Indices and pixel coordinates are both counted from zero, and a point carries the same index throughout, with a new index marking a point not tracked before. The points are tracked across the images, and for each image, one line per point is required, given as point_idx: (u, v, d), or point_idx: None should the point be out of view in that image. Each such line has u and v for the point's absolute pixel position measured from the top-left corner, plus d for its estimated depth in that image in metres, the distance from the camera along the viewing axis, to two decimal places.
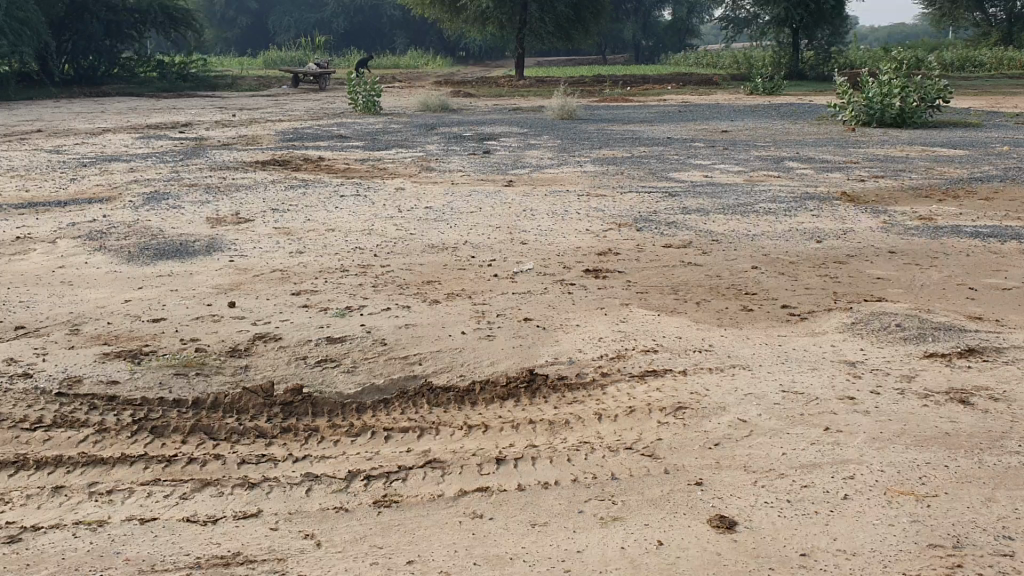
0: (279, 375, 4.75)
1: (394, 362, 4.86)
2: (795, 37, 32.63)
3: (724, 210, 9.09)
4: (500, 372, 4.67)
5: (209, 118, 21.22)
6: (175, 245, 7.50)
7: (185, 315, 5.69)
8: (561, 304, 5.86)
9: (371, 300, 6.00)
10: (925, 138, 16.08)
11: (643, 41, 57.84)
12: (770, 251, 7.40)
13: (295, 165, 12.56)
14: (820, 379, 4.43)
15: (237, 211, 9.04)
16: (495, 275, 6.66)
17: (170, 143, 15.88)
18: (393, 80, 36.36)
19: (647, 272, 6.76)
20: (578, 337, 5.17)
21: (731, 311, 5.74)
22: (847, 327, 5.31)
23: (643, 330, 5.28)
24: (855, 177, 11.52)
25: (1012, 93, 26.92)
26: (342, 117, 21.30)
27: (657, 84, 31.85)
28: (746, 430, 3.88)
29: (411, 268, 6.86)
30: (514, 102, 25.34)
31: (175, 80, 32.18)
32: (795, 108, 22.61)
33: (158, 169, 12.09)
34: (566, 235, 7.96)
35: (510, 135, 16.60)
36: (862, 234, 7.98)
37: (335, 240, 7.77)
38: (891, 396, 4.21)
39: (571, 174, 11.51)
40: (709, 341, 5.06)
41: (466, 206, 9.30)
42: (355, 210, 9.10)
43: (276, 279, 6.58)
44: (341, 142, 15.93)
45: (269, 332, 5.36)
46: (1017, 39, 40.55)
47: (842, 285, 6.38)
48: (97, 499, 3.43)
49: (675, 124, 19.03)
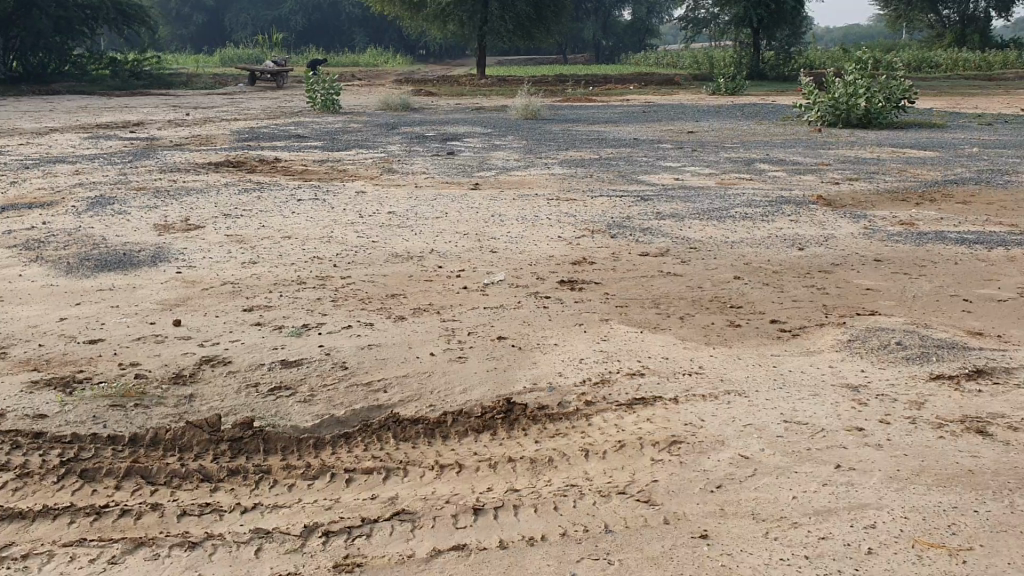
0: (228, 406, 4.30)
1: (356, 390, 4.42)
2: (755, 37, 32.55)
3: (700, 215, 8.76)
4: (474, 400, 4.25)
5: (161, 117, 20.55)
6: (119, 255, 6.97)
7: (124, 335, 5.19)
8: (537, 320, 5.44)
9: (331, 316, 5.55)
10: (892, 139, 15.91)
11: (603, 41, 57.63)
12: (753, 259, 7.06)
13: (250, 167, 12.02)
14: (823, 407, 4.06)
15: (187, 217, 8.52)
16: (464, 287, 6.24)
17: (121, 143, 15.25)
18: (352, 78, 35.73)
19: (625, 283, 6.38)
20: (556, 357, 4.77)
21: (719, 327, 5.35)
22: (843, 345, 4.96)
23: (628, 350, 4.88)
24: (829, 179, 11.25)
25: (971, 93, 27.03)
26: (300, 116, 20.71)
27: (620, 84, 31.66)
28: (749, 468, 3.51)
29: (373, 280, 6.42)
30: (475, 103, 24.85)
31: (128, 78, 31.34)
32: (759, 108, 22.46)
33: (106, 171, 11.51)
34: (538, 242, 7.57)
35: (474, 135, 16.15)
36: (845, 241, 7.68)
37: (292, 249, 7.30)
38: (902, 426, 3.84)
39: (538, 177, 11.13)
40: (699, 362, 4.68)
41: (431, 211, 8.87)
42: (313, 215, 8.62)
43: (227, 292, 6.10)
44: (299, 142, 15.40)
45: (216, 355, 4.89)
46: (971, 41, 41.05)
47: (830, 296, 6.05)
48: (10, 565, 2.96)
49: (640, 125, 18.73)
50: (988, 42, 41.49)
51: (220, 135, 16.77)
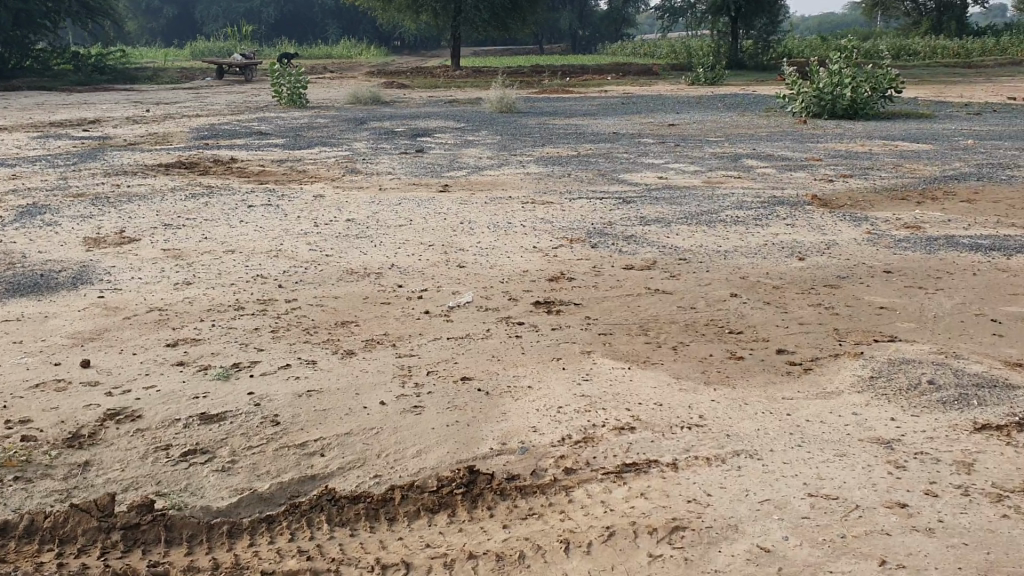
0: (128, 477, 3.54)
1: (286, 456, 3.67)
2: (733, 26, 31.87)
3: (687, 220, 8.01)
4: (429, 467, 3.50)
5: (119, 114, 19.58)
6: (34, 276, 6.14)
7: (18, 382, 4.38)
8: (507, 355, 4.68)
9: (267, 354, 4.77)
10: (881, 130, 15.23)
11: (579, 31, 56.78)
12: (749, 272, 6.33)
13: (203, 169, 11.17)
14: (853, 474, 3.34)
15: (123, 229, 7.68)
16: (425, 312, 5.47)
17: (70, 142, 14.35)
18: (323, 71, 34.74)
19: (608, 303, 5.63)
20: (529, 405, 4.03)
21: (718, 360, 4.60)
22: (863, 384, 4.23)
23: (614, 393, 4.14)
24: (822, 176, 10.54)
25: (955, 81, 26.48)
26: (264, 112, 19.79)
27: (598, 74, 30.93)
28: (771, 568, 2.80)
29: (322, 304, 5.64)
30: (449, 95, 23.94)
31: (91, 73, 30.28)
32: (740, 99, 21.76)
33: (45, 175, 10.63)
34: (509, 255, 6.80)
35: (447, 130, 15.36)
36: (849, 248, 6.95)
37: (234, 266, 6.49)
38: (954, 501, 3.14)
39: (512, 177, 10.36)
40: (699, 410, 3.94)
41: (395, 217, 8.09)
42: (263, 225, 7.81)
43: (151, 322, 5.30)
44: (260, 140, 14.54)
45: (124, 407, 4.12)
46: (947, 29, 40.57)
47: (840, 318, 5.33)
48: None
49: (620, 117, 17.98)
50: (965, 28, 40.92)
51: (178, 132, 15.86)
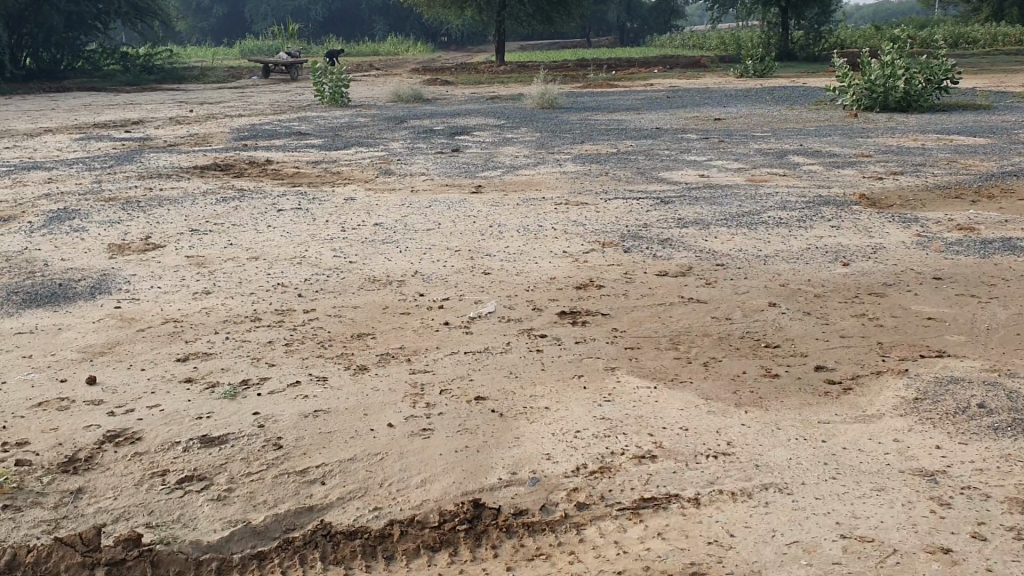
0: (120, 506, 3.37)
1: (285, 484, 3.47)
2: (783, 16, 31.22)
3: (727, 222, 7.70)
4: (433, 501, 3.29)
5: (163, 115, 19.68)
6: (53, 285, 6.04)
7: (22, 401, 4.25)
8: (526, 372, 4.45)
9: (278, 369, 4.60)
10: (935, 123, 14.69)
11: (627, 23, 56.19)
12: (789, 279, 6.01)
13: (237, 171, 11.08)
14: (891, 512, 3.06)
15: (149, 235, 7.58)
16: (445, 323, 5.26)
17: (111, 144, 14.41)
18: (368, 69, 34.75)
19: (638, 313, 5.36)
20: (545, 429, 3.79)
21: (751, 378, 4.32)
22: (907, 407, 3.92)
23: (635, 416, 3.88)
24: (871, 173, 10.13)
25: (1015, 70, 25.60)
26: (306, 111, 19.74)
27: (644, 67, 30.51)
28: None
29: (339, 314, 5.45)
30: (492, 91, 23.75)
31: (140, 73, 30.60)
32: (789, 91, 21.24)
33: (81, 178, 10.64)
34: (538, 260, 6.56)
35: (485, 128, 15.17)
36: (897, 252, 6.59)
37: (256, 274, 6.35)
38: (1004, 547, 2.84)
39: (548, 177, 10.11)
40: (728, 436, 3.67)
41: (424, 221, 7.91)
42: (290, 229, 7.68)
43: (164, 335, 5.15)
44: (299, 140, 14.48)
45: (125, 428, 3.96)
46: (1008, 15, 39.31)
47: (885, 330, 5.00)
48: None
49: (664, 112, 17.63)
50: None
51: (219, 133, 15.88)
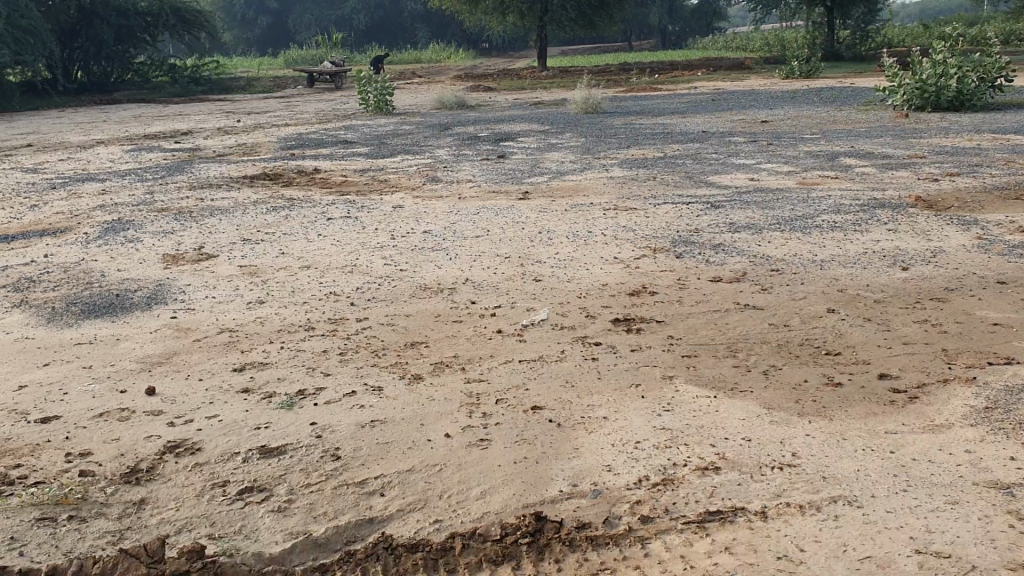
0: (182, 517, 3.38)
1: (344, 496, 3.46)
2: (829, 16, 30.81)
3: (779, 226, 7.59)
4: (493, 515, 3.26)
5: (212, 125, 19.92)
6: (110, 296, 6.12)
7: (83, 412, 4.30)
8: (582, 381, 4.40)
9: (334, 378, 4.60)
10: (990, 123, 14.39)
11: (670, 26, 55.93)
12: (847, 283, 5.90)
13: (286, 181, 11.17)
14: (968, 527, 2.97)
15: (202, 244, 7.66)
16: (499, 330, 5.24)
17: (161, 155, 14.59)
18: (411, 76, 34.92)
19: (693, 320, 5.30)
20: (604, 440, 3.74)
21: (813, 387, 4.23)
22: (977, 416, 3.82)
23: (696, 427, 3.82)
24: (926, 175, 9.93)
25: None
26: (351, 120, 19.86)
27: (688, 70, 30.30)
28: None
29: (392, 323, 5.45)
30: (535, 97, 23.75)
31: (187, 84, 31.01)
32: (837, 92, 20.90)
33: (135, 189, 10.80)
34: (589, 266, 6.52)
35: (530, 134, 15.16)
36: (957, 256, 6.44)
37: (308, 283, 6.38)
38: None
39: (595, 182, 10.06)
40: (793, 447, 3.59)
41: (472, 227, 7.90)
42: (340, 238, 7.72)
43: (221, 345, 5.18)
44: (346, 148, 14.59)
45: (185, 439, 3.97)
46: None
47: (949, 337, 4.87)
48: None
49: (709, 115, 17.47)
50: None
51: (266, 142, 16.03)
